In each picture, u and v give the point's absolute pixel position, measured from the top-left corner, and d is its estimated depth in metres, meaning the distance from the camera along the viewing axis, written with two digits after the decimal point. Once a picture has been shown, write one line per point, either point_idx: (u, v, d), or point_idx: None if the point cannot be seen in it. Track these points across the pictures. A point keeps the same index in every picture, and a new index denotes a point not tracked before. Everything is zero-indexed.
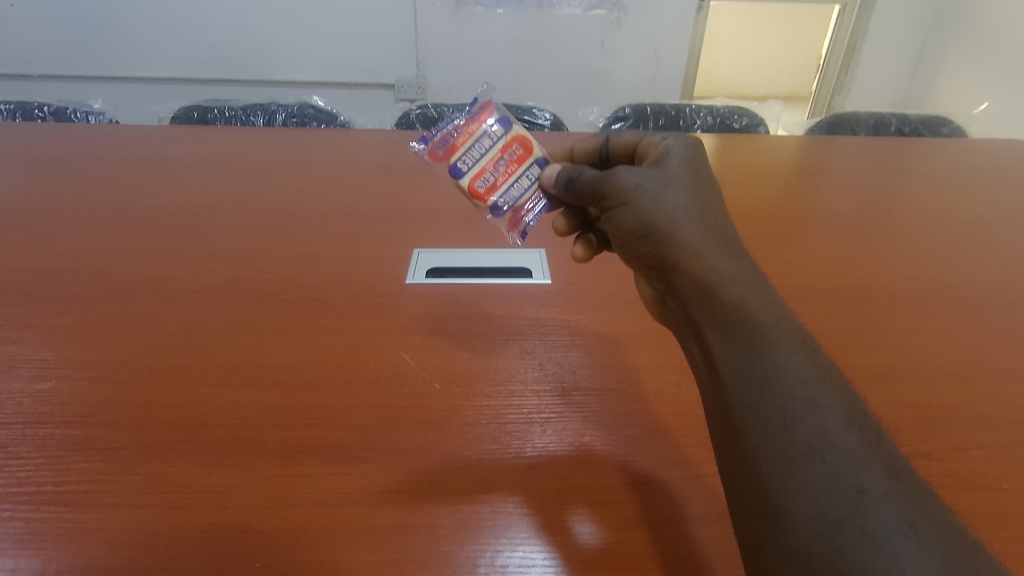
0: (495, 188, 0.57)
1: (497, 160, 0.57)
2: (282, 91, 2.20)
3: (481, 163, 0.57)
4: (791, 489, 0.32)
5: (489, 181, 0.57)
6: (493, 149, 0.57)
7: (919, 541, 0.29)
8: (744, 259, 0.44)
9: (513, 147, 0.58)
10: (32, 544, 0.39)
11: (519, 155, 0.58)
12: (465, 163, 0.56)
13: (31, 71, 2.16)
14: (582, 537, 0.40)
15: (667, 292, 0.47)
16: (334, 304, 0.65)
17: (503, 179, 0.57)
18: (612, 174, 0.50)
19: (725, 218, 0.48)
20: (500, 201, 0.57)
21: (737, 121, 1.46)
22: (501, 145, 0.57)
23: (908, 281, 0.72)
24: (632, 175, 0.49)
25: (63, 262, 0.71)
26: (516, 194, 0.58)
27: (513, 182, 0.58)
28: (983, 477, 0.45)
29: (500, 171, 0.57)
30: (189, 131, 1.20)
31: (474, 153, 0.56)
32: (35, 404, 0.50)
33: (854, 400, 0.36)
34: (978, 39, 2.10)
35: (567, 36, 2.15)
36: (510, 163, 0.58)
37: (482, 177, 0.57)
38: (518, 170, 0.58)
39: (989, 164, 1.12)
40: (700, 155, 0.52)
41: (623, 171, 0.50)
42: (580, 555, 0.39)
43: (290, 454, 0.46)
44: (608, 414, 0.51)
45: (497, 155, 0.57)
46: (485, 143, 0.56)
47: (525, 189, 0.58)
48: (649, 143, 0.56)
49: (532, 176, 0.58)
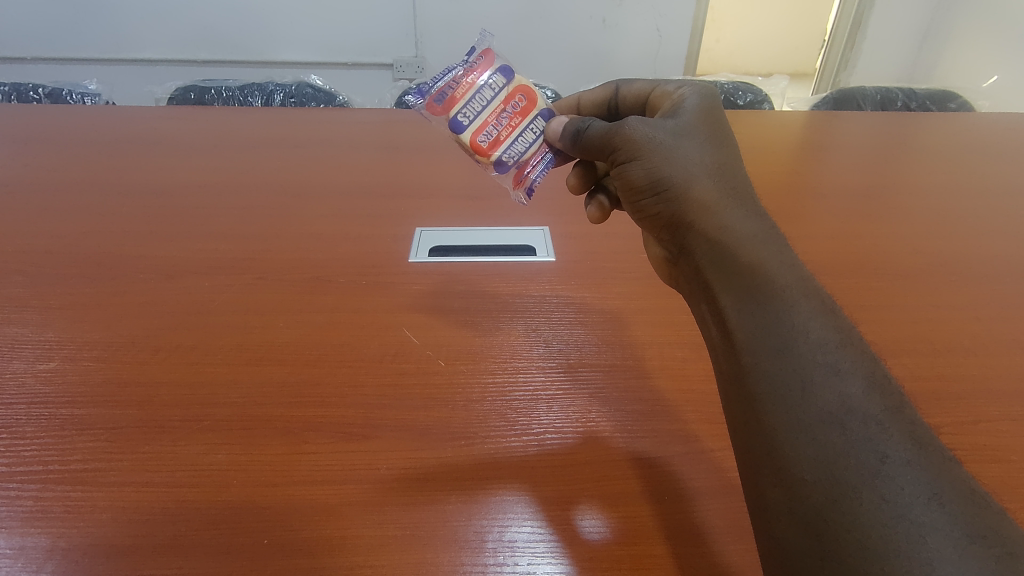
0: (498, 143, 0.56)
1: (498, 112, 0.56)
2: (278, 71, 2.17)
3: (483, 116, 0.55)
4: (806, 455, 0.32)
5: (492, 135, 0.56)
6: (494, 101, 0.55)
7: (943, 509, 0.28)
8: (761, 223, 0.43)
9: (516, 99, 0.56)
10: (39, 522, 0.39)
11: (522, 107, 0.57)
12: (465, 116, 0.54)
13: (24, 53, 2.13)
14: (587, 530, 0.39)
15: (682, 255, 0.46)
16: (336, 283, 0.64)
17: (506, 133, 0.56)
18: (623, 124, 0.48)
19: (742, 180, 0.47)
20: (504, 156, 0.56)
21: (742, 97, 1.43)
22: (503, 96, 0.56)
23: (916, 255, 0.71)
24: (645, 127, 0.48)
25: (61, 242, 0.71)
26: (520, 148, 0.57)
27: (517, 136, 0.57)
28: (993, 450, 0.45)
29: (503, 124, 0.56)
30: (185, 112, 1.18)
31: (475, 105, 0.54)
32: (40, 384, 0.50)
33: (874, 364, 0.35)
34: (989, 11, 2.05)
35: (568, 12, 2.11)
36: (513, 116, 0.56)
37: (484, 131, 0.55)
38: (521, 123, 0.57)
39: (998, 138, 1.10)
40: (715, 110, 0.51)
41: (634, 121, 0.48)
42: (585, 529, 0.39)
43: (296, 431, 0.45)
44: (614, 390, 0.50)
45: (499, 107, 0.56)
46: (485, 94, 0.55)
47: (530, 144, 0.58)
48: (662, 92, 0.55)
49: (536, 130, 0.58)
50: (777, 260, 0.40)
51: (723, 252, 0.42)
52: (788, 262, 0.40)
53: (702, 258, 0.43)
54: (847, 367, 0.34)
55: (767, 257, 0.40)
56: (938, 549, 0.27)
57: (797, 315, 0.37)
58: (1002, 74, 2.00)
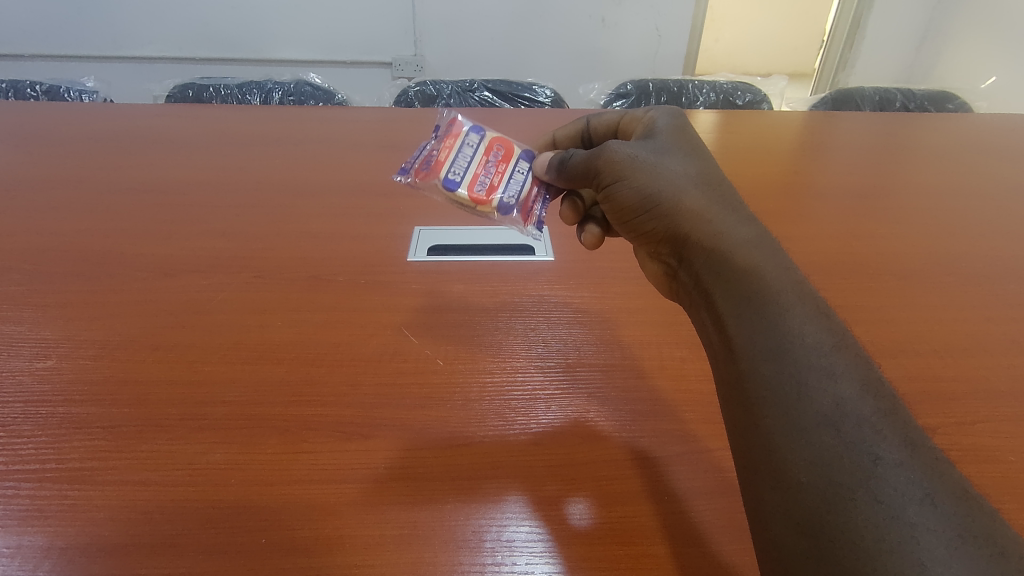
0: (494, 189, 0.57)
1: (484, 163, 0.57)
2: (277, 69, 2.16)
3: (471, 170, 0.57)
4: (800, 458, 0.32)
5: (486, 184, 0.57)
6: (476, 155, 0.57)
7: (935, 509, 0.28)
8: (752, 227, 0.44)
9: (496, 148, 0.58)
10: (37, 521, 0.39)
11: (504, 153, 0.58)
12: (455, 174, 0.56)
13: (22, 50, 2.13)
14: (576, 518, 0.39)
15: (679, 265, 0.47)
16: (334, 282, 0.64)
17: (498, 179, 0.57)
18: (605, 147, 0.50)
19: (729, 188, 0.48)
20: (504, 199, 0.57)
21: (741, 97, 1.43)
22: (483, 149, 0.58)
23: (913, 255, 0.71)
24: (626, 149, 0.50)
25: (59, 240, 0.70)
26: (516, 189, 0.57)
27: (508, 179, 0.58)
28: (990, 450, 0.45)
29: (492, 172, 0.57)
30: (182, 109, 1.17)
31: (460, 163, 0.56)
32: (36, 382, 0.50)
33: (868, 366, 0.35)
34: (989, 12, 2.05)
35: (567, 10, 2.10)
36: (498, 163, 0.58)
37: (478, 183, 0.56)
38: (508, 167, 0.58)
39: (997, 139, 1.10)
40: (687, 127, 0.54)
41: (615, 144, 0.50)
42: (576, 517, 0.39)
43: (295, 431, 0.45)
44: (613, 389, 0.50)
45: (483, 159, 0.57)
46: (466, 151, 0.57)
47: (522, 183, 0.58)
48: (632, 117, 0.58)
49: (523, 170, 0.59)
50: (770, 264, 0.40)
51: (717, 257, 0.42)
52: (782, 265, 0.41)
53: (698, 264, 0.44)
54: (841, 369, 0.34)
55: (760, 261, 0.41)
56: (930, 549, 0.27)
57: (791, 320, 0.37)
58: (1001, 75, 2.00)
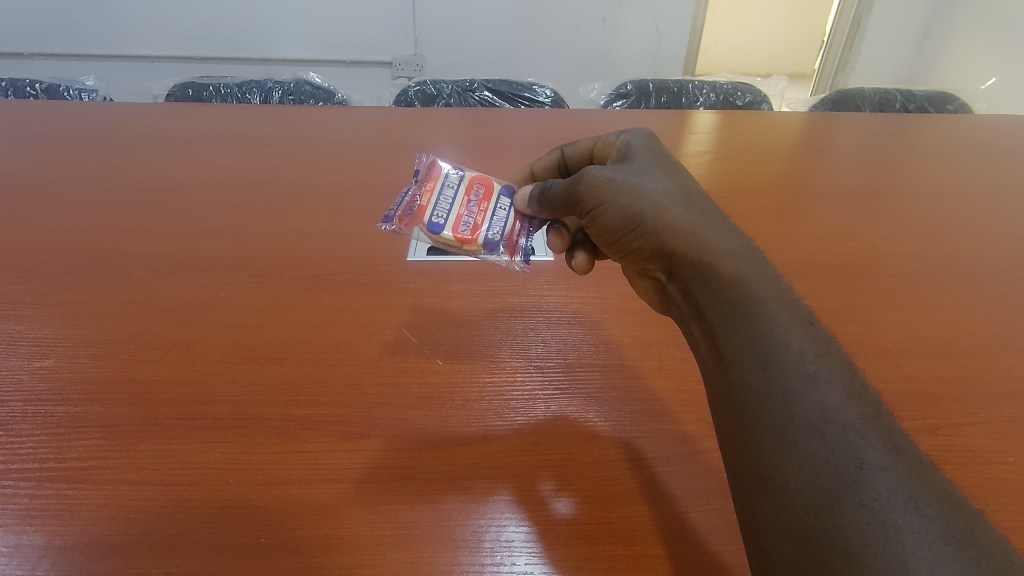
0: (478, 227, 0.57)
1: (466, 204, 0.58)
2: (277, 68, 2.16)
3: (454, 212, 0.57)
4: (789, 465, 0.32)
5: (470, 224, 0.57)
6: (457, 197, 0.58)
7: (920, 511, 0.28)
8: (734, 237, 0.44)
9: (475, 188, 0.59)
10: (36, 519, 0.39)
11: (484, 192, 0.59)
12: (439, 216, 0.56)
13: (22, 48, 2.13)
14: (573, 519, 0.39)
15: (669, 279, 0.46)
16: (334, 282, 0.64)
17: (481, 218, 0.58)
18: (583, 173, 0.51)
19: (709, 201, 0.48)
20: (489, 236, 0.57)
21: (740, 98, 1.43)
22: (463, 190, 0.58)
23: (912, 256, 0.71)
24: (604, 171, 0.50)
25: (57, 239, 0.70)
26: (500, 226, 0.58)
27: (491, 217, 0.58)
28: (989, 451, 0.45)
29: (474, 211, 0.58)
30: (182, 108, 1.17)
31: (443, 205, 0.57)
32: (35, 381, 0.50)
33: (852, 372, 0.35)
34: (988, 14, 2.06)
35: (567, 10, 2.10)
36: (480, 202, 0.59)
37: (462, 223, 0.57)
38: (489, 206, 0.59)
39: (996, 140, 1.10)
40: (660, 147, 0.55)
41: (593, 168, 0.51)
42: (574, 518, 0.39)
43: (293, 430, 0.45)
44: (612, 390, 0.50)
45: (465, 200, 0.58)
46: (448, 194, 0.58)
47: (505, 220, 0.59)
48: (605, 143, 0.59)
49: (505, 207, 0.59)
50: (753, 273, 0.41)
51: (702, 268, 0.42)
52: (764, 273, 0.41)
53: (686, 274, 0.44)
54: (825, 375, 0.34)
55: (743, 270, 0.41)
56: (916, 551, 0.27)
57: (776, 329, 0.37)
58: (1000, 77, 2.00)
